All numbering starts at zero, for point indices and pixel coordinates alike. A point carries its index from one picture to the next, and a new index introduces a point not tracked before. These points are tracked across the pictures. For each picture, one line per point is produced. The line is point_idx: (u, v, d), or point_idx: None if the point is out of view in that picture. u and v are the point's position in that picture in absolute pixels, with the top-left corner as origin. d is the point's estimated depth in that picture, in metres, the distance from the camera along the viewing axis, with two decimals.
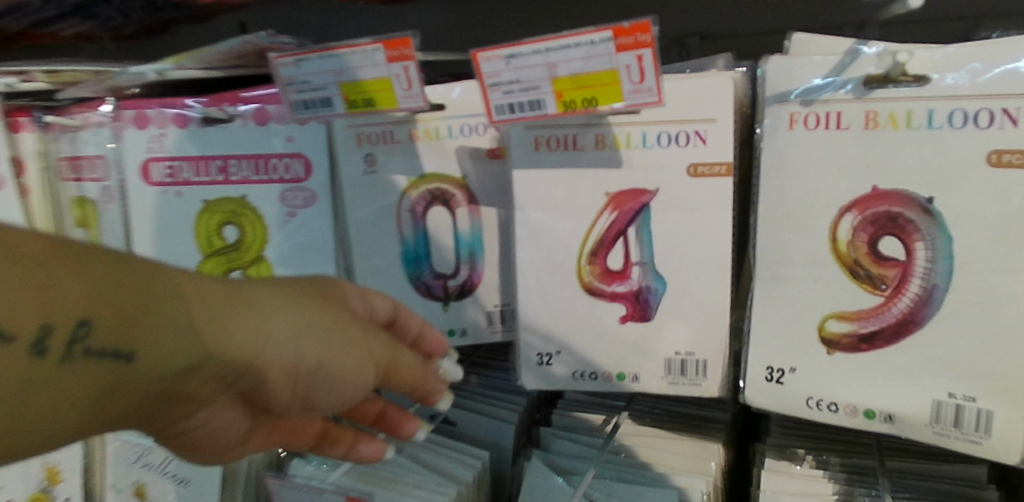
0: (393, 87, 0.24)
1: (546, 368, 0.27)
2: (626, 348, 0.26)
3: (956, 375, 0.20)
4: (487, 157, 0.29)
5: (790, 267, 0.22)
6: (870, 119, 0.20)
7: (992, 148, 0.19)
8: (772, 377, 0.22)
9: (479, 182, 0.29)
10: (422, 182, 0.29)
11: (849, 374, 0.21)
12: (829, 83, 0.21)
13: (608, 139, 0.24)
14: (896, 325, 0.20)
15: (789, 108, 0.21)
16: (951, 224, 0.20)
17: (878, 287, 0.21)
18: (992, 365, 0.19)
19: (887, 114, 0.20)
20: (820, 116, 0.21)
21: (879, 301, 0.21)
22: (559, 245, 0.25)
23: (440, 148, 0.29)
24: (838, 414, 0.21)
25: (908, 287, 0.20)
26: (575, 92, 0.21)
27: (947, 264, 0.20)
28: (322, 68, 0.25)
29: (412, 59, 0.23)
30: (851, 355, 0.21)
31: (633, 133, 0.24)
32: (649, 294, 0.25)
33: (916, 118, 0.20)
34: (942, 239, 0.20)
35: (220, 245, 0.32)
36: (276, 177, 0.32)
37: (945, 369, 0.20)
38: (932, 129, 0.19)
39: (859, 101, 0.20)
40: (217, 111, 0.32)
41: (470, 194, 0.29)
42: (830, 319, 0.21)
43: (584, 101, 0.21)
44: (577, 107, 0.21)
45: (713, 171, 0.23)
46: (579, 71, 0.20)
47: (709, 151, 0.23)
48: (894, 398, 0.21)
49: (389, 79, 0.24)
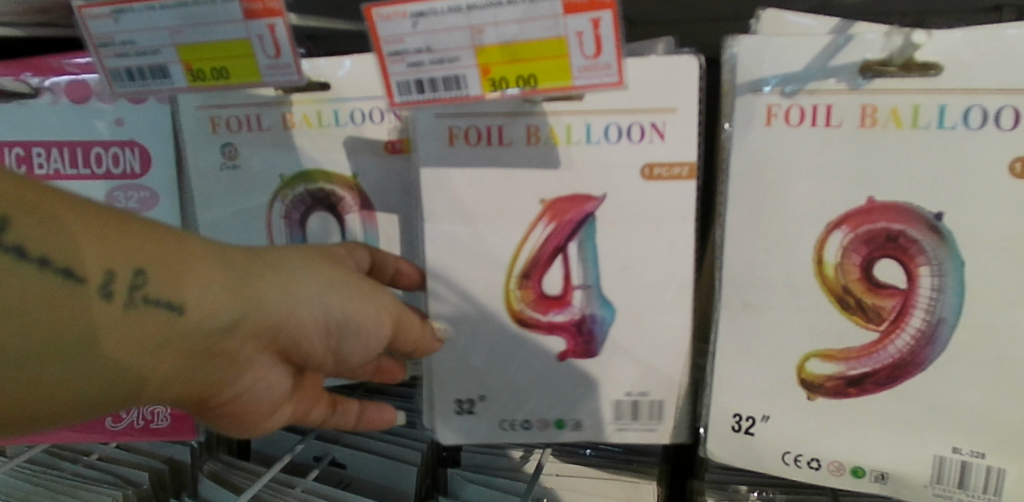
0: (255, 54, 0.18)
1: (470, 418, 0.22)
2: (573, 392, 0.21)
3: (953, 424, 0.18)
4: (382, 151, 0.22)
5: (766, 298, 0.18)
6: (869, 115, 0.17)
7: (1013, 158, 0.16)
8: (739, 426, 0.19)
9: (374, 182, 0.23)
10: (299, 180, 0.23)
11: (829, 424, 0.18)
12: (819, 71, 0.17)
13: (543, 132, 0.19)
14: (891, 363, 0.18)
15: (765, 101, 0.17)
16: (963, 248, 0.17)
17: (871, 320, 0.18)
18: (990, 411, 0.17)
19: (887, 110, 0.17)
20: (804, 110, 0.17)
21: (873, 334, 0.18)
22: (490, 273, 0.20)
23: (320, 138, 0.22)
24: (820, 471, 0.19)
25: (909, 318, 0.17)
26: (508, 67, 0.15)
27: (957, 294, 0.17)
28: (147, 21, 0.18)
29: (281, 15, 0.17)
30: (837, 399, 0.18)
31: (574, 124, 0.19)
32: (596, 324, 0.20)
33: (923, 117, 0.16)
34: (952, 265, 0.17)
35: None
36: (102, 172, 0.24)
37: (939, 415, 0.18)
38: (943, 130, 0.16)
39: (856, 94, 0.17)
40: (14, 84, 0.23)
41: (363, 196, 0.23)
42: (813, 359, 0.18)
43: (519, 79, 0.16)
44: (510, 87, 0.16)
45: (672, 172, 0.19)
46: (513, 38, 0.15)
47: (669, 149, 0.19)
48: (884, 450, 0.18)
49: (249, 43, 0.18)
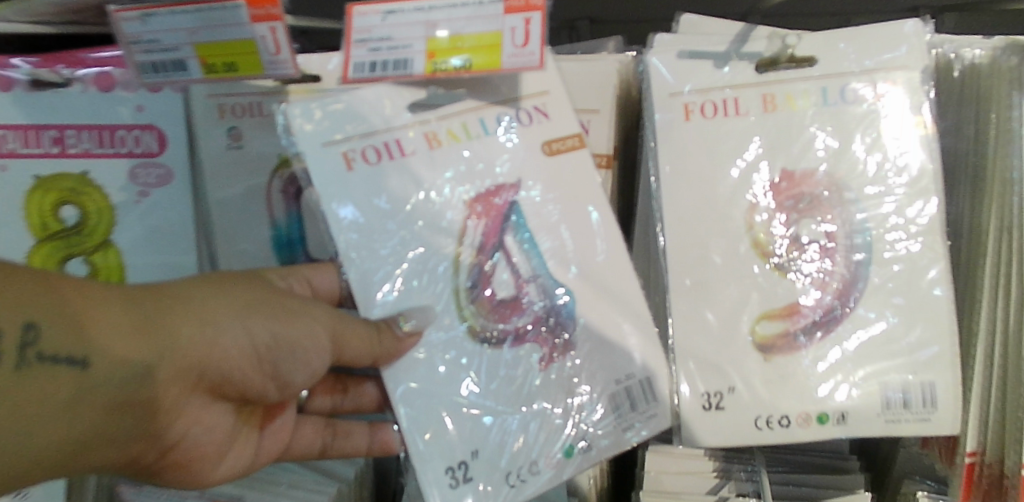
0: (258, 50, 0.22)
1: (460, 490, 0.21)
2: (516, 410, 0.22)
3: (854, 365, 0.21)
4: None
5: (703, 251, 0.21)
6: (766, 99, 0.22)
7: (883, 122, 0.21)
8: (710, 403, 0.21)
9: None
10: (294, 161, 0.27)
11: (773, 376, 0.21)
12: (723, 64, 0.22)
13: (438, 137, 0.22)
14: (823, 315, 0.21)
15: (682, 100, 0.22)
16: (860, 198, 0.21)
17: (800, 277, 0.21)
18: (905, 332, 0.21)
19: (783, 96, 0.21)
20: (716, 104, 0.22)
21: (801, 291, 0.21)
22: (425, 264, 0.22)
23: None
24: (790, 428, 0.20)
25: (828, 274, 0.21)
26: (450, 55, 0.19)
27: (869, 243, 0.21)
28: (170, 26, 0.21)
29: (282, 20, 0.21)
30: (784, 357, 0.21)
31: (469, 124, 0.22)
32: (555, 310, 0.22)
33: (809, 98, 0.21)
34: (853, 213, 0.21)
35: (57, 228, 0.27)
36: (125, 151, 0.28)
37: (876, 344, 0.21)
38: (828, 106, 0.21)
39: (754, 81, 0.22)
40: (46, 75, 0.27)
41: None
42: (759, 323, 0.21)
43: (455, 65, 0.19)
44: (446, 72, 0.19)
45: (568, 145, 0.23)
46: (460, 30, 0.19)
47: (565, 124, 0.23)
48: (838, 393, 0.20)
49: (255, 43, 0.21)
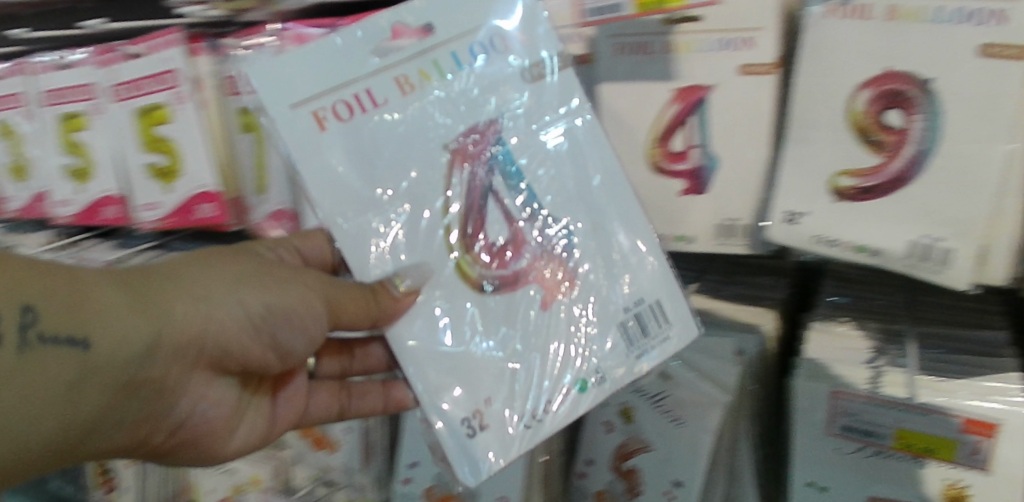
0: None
1: (601, 385, 0.39)
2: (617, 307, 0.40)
3: (912, 220, 0.35)
4: (581, 63, 0.43)
5: (809, 136, 0.37)
6: (894, 11, 0.34)
7: (984, 45, 0.32)
8: (791, 219, 0.38)
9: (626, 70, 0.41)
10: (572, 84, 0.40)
11: (851, 207, 0.37)
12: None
13: (672, 45, 0.39)
14: (890, 177, 0.35)
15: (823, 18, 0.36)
16: (941, 102, 0.34)
17: (883, 151, 0.35)
18: (942, 196, 0.34)
19: (907, 10, 0.34)
20: (858, 8, 0.35)
21: (878, 160, 0.36)
22: (432, 213, 0.40)
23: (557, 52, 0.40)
24: (835, 246, 0.37)
25: (901, 153, 0.35)
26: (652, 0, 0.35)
27: (933, 132, 0.34)
28: None
29: None
30: (851, 200, 0.37)
31: (691, 40, 0.39)
32: (701, 171, 0.40)
33: (925, 13, 0.33)
34: (933, 110, 0.34)
35: None
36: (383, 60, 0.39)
37: (922, 209, 0.35)
38: (938, 22, 0.33)
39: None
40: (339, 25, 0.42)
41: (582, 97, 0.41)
42: (841, 177, 0.37)
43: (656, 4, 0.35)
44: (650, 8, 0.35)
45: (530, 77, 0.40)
46: None
47: (755, 53, 0.38)
48: (876, 233, 0.36)
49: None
